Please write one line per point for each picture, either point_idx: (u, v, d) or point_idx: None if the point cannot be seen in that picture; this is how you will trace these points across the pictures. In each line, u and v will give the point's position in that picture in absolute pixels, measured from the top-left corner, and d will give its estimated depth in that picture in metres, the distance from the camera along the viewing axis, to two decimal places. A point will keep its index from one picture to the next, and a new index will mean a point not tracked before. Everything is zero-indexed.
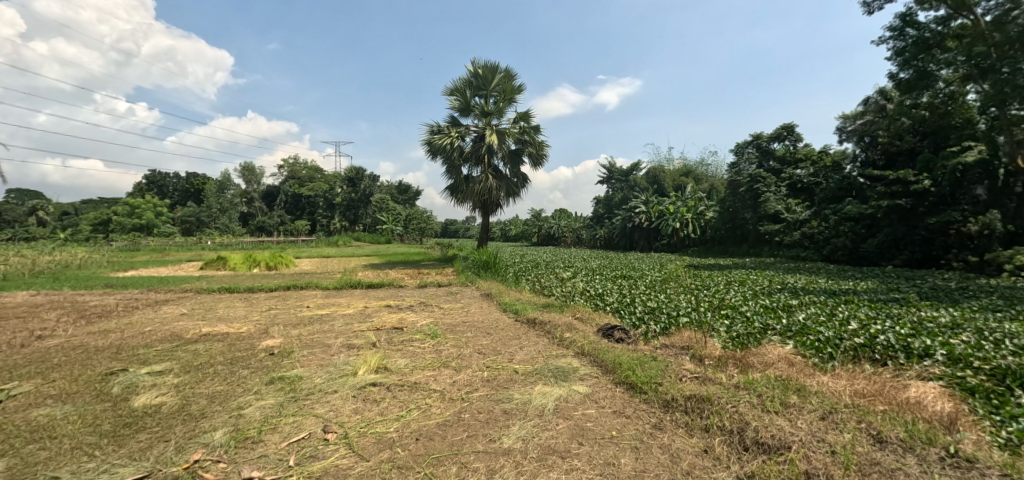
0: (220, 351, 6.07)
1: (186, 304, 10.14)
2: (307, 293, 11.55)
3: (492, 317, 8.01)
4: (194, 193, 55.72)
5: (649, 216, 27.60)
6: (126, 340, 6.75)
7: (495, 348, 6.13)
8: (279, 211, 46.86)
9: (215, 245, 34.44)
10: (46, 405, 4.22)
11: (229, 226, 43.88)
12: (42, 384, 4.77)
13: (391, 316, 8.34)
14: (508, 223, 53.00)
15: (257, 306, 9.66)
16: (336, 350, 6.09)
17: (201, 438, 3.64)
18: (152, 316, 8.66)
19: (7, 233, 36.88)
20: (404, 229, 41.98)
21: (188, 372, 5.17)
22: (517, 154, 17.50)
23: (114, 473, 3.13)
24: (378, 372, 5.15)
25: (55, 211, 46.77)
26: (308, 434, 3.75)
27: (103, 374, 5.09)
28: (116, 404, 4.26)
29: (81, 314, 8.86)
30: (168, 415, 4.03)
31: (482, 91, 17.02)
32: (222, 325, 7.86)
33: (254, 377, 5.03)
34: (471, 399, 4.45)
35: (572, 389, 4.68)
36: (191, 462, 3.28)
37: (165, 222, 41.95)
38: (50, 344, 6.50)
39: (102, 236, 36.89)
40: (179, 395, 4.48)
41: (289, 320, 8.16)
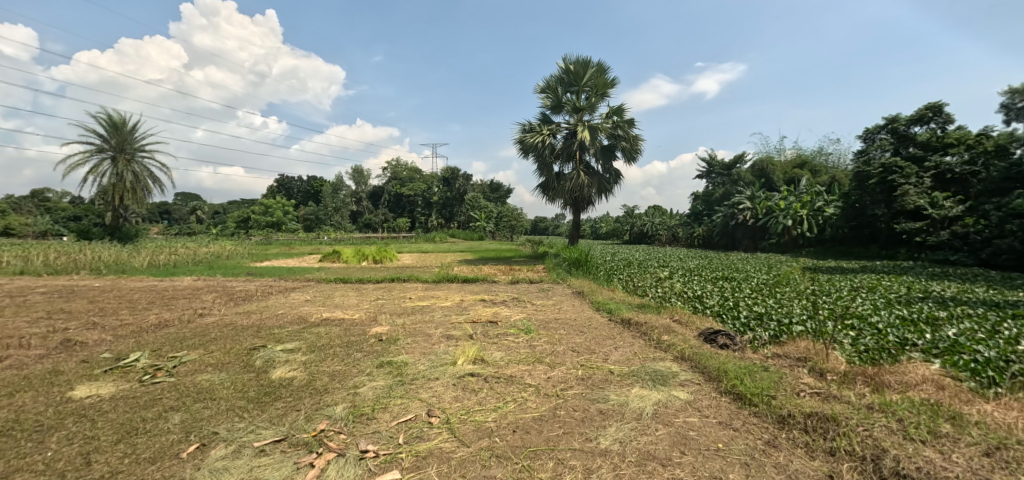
0: (338, 335, 6.74)
1: (309, 292, 11.42)
2: (409, 285, 12.39)
3: (584, 315, 7.92)
4: (313, 194, 62.18)
5: (756, 213, 25.42)
6: (264, 321, 7.78)
7: (589, 346, 6.06)
8: (383, 210, 50.63)
9: (331, 240, 38.10)
10: (207, 372, 4.99)
11: (341, 223, 48.26)
12: (204, 354, 5.65)
13: (486, 310, 8.62)
14: (599, 221, 52.15)
15: (367, 296, 10.59)
16: (436, 339, 6.45)
17: (325, 410, 4.06)
18: (283, 301, 9.86)
19: (174, 229, 44.20)
20: (496, 226, 43.05)
21: (314, 351, 5.80)
22: (609, 149, 17.08)
23: (260, 433, 3.61)
24: (476, 364, 5.34)
25: (209, 211, 55.14)
26: (414, 416, 4.01)
27: (248, 348, 5.90)
28: (259, 375, 4.92)
29: (230, 297, 10.35)
30: (299, 388, 4.55)
31: (574, 87, 16.85)
32: (339, 311, 8.73)
33: (367, 360, 5.49)
34: (566, 397, 4.44)
35: (672, 394, 4.46)
36: (318, 432, 3.67)
37: (291, 219, 47.46)
38: (208, 322, 7.67)
39: (243, 232, 42.73)
40: (306, 371, 5.04)
41: (395, 310, 8.80)
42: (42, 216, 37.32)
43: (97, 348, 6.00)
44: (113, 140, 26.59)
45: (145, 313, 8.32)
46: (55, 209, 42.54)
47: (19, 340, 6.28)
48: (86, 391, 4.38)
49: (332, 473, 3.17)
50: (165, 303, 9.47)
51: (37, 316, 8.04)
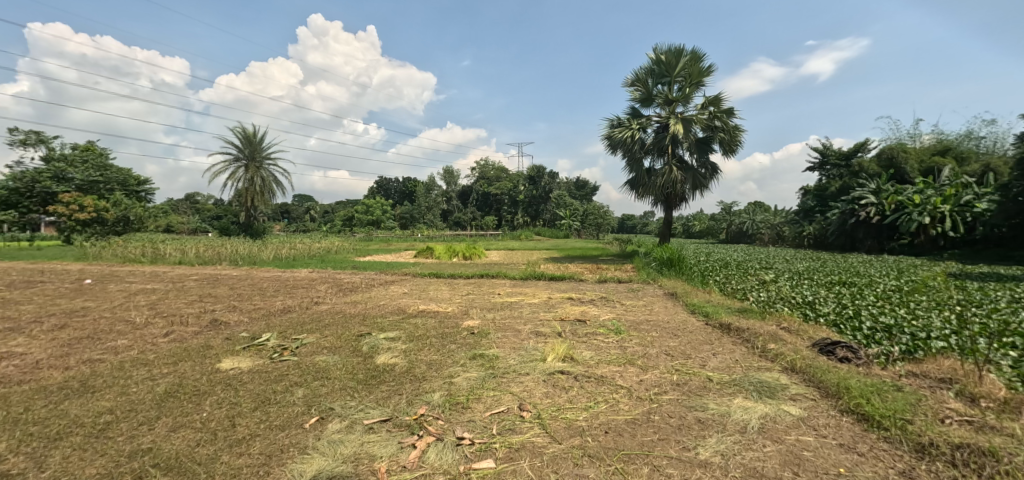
0: (434, 326, 7.09)
1: (406, 285, 12.18)
2: (497, 282, 12.70)
3: (679, 318, 7.55)
4: (409, 194, 65.95)
5: (883, 210, 22.39)
6: (368, 310, 8.44)
7: (684, 351, 5.75)
8: (472, 208, 52.39)
9: (424, 237, 40.26)
10: (323, 354, 5.53)
11: (433, 221, 50.72)
12: (320, 337, 6.27)
13: (575, 308, 8.56)
14: (692, 219, 49.39)
15: (458, 290, 11.04)
16: (525, 335, 6.51)
17: (424, 396, 4.30)
18: (384, 293, 10.63)
19: (293, 226, 49.61)
20: (582, 224, 42.43)
21: (412, 341, 6.16)
22: (705, 141, 16.04)
23: (369, 412, 3.91)
24: (565, 361, 5.31)
25: (320, 210, 60.96)
26: (506, 409, 4.09)
27: (356, 334, 6.43)
28: (366, 359, 5.35)
29: (339, 288, 11.37)
30: (400, 374, 4.86)
31: (666, 78, 16.07)
32: (433, 304, 9.19)
33: (460, 351, 5.71)
34: (660, 401, 4.26)
35: (781, 408, 4.09)
36: (419, 415, 3.89)
37: (388, 218, 50.84)
38: (321, 309, 8.49)
39: (348, 229, 46.63)
40: (406, 359, 5.37)
41: (485, 305, 9.05)
42: (193, 217, 43.89)
43: (237, 327, 6.92)
44: (245, 150, 30.36)
45: (271, 299, 9.43)
46: (203, 209, 49.87)
47: (179, 317, 7.46)
48: (230, 364, 5.06)
49: (432, 457, 3.34)
50: (287, 291, 10.65)
51: (191, 298, 9.49)
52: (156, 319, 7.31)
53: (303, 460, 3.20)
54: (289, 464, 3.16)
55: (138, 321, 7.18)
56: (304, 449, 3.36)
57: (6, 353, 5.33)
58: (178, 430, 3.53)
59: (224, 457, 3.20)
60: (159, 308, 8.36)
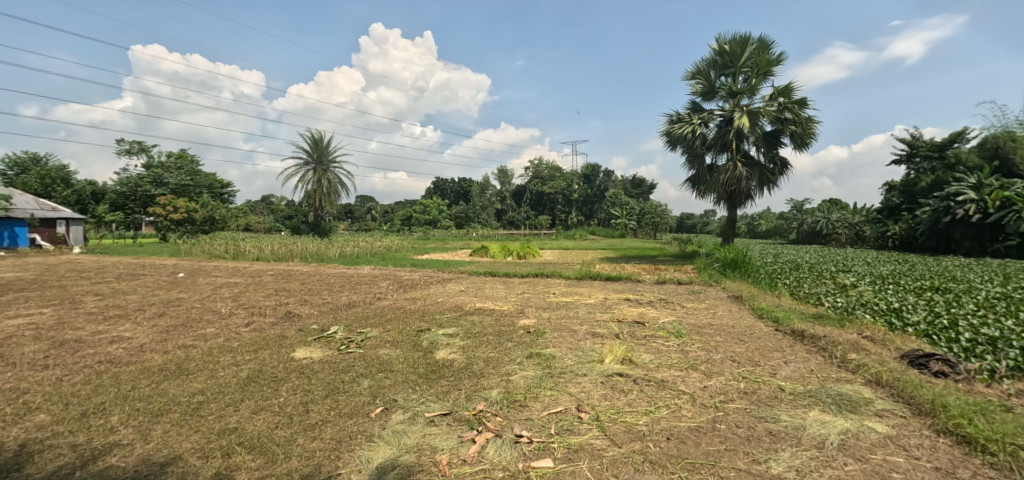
0: (490, 324, 7.17)
1: (463, 283, 12.42)
2: (552, 281, 12.65)
3: (745, 323, 7.17)
4: (464, 194, 67.23)
5: (984, 207, 20.01)
6: (427, 307, 8.70)
7: (752, 357, 5.44)
8: (525, 208, 52.59)
9: (479, 236, 40.92)
10: (386, 348, 5.76)
11: (487, 220, 51.43)
12: (383, 332, 6.53)
13: (633, 309, 8.37)
14: (758, 218, 46.77)
15: (513, 289, 11.10)
16: (582, 336, 6.43)
17: (482, 392, 4.35)
18: (442, 290, 10.91)
19: (356, 225, 52.09)
20: (638, 224, 40.82)
21: (470, 337, 6.27)
22: (774, 135, 15.12)
23: (430, 406, 4.02)
24: (624, 364, 5.19)
25: (381, 210, 63.57)
26: (564, 409, 4.06)
27: (416, 330, 6.64)
28: (426, 354, 5.50)
29: (399, 284, 11.79)
30: (459, 370, 4.95)
31: (730, 69, 15.30)
32: (489, 302, 9.30)
33: (517, 350, 5.73)
34: (727, 410, 4.05)
35: (865, 424, 3.77)
36: (478, 411, 3.95)
37: (445, 217, 52.11)
38: (383, 304, 8.83)
39: (406, 228, 48.28)
40: (464, 355, 5.47)
41: (540, 304, 9.04)
42: (268, 217, 47.20)
43: (308, 320, 7.36)
44: (314, 154, 32.18)
45: (338, 294, 9.95)
46: (278, 210, 53.57)
47: (258, 309, 8.05)
48: (303, 353, 5.39)
49: (491, 453, 3.37)
50: (352, 287, 11.19)
51: (268, 291, 10.22)
52: (238, 310, 7.93)
53: (370, 448, 3.34)
54: (357, 450, 3.31)
55: (223, 311, 7.82)
56: (370, 437, 3.50)
57: (117, 337, 5.98)
58: (258, 413, 3.79)
59: (299, 440, 3.40)
60: (241, 300, 9.07)
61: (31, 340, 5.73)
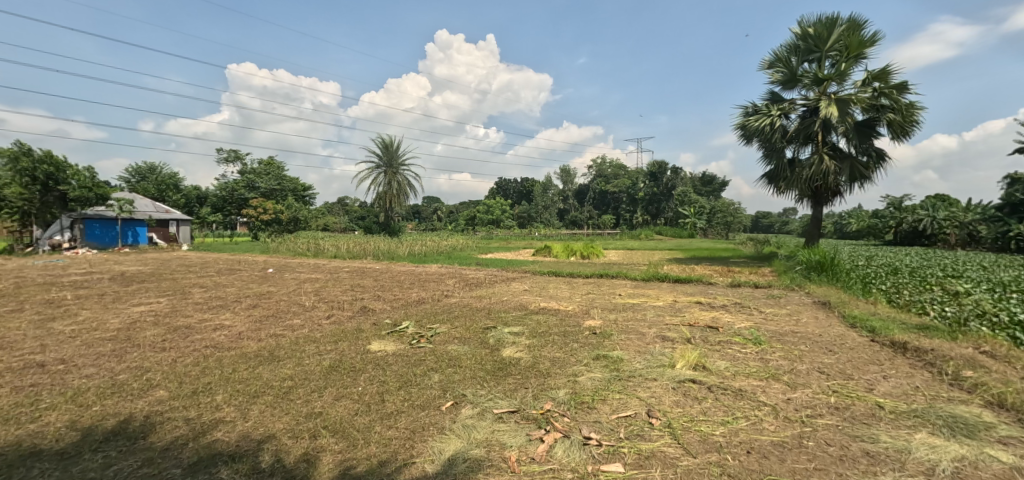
0: (555, 324, 7.15)
1: (527, 282, 12.48)
2: (618, 282, 12.39)
3: (834, 331, 6.60)
4: (526, 194, 67.56)
5: None
6: (493, 305, 8.84)
7: (844, 370, 5.00)
8: (588, 208, 51.85)
9: (541, 236, 40.93)
10: (454, 344, 5.93)
11: (550, 220, 51.35)
12: (451, 328, 6.73)
13: (705, 313, 7.99)
14: (846, 217, 42.89)
15: (578, 289, 10.98)
16: (651, 339, 6.23)
17: (550, 392, 4.35)
18: (506, 289, 11.03)
19: (424, 225, 54.08)
20: (708, 223, 38.68)
21: (536, 336, 6.29)
22: (867, 124, 13.76)
23: (497, 402, 4.10)
24: (697, 370, 4.96)
25: (446, 211, 65.48)
26: (634, 413, 3.96)
27: (483, 327, 6.77)
28: (492, 351, 5.59)
29: (464, 283, 12.07)
30: (525, 368, 4.98)
31: (815, 54, 14.14)
32: (554, 302, 9.28)
33: (583, 350, 5.67)
34: (815, 425, 3.75)
35: (986, 452, 3.34)
36: (545, 410, 3.95)
37: (508, 217, 52.70)
38: (450, 302, 9.07)
39: (470, 228, 49.37)
40: (530, 354, 5.48)
41: (606, 305, 8.88)
42: (344, 217, 50.25)
43: (381, 314, 7.75)
44: (385, 157, 33.76)
45: (408, 291, 10.37)
46: (353, 211, 56.89)
47: (336, 303, 8.58)
48: (378, 346, 5.68)
49: (560, 453, 3.36)
50: (420, 284, 11.62)
51: (345, 287, 10.86)
52: (319, 304, 8.51)
53: (442, 440, 3.45)
54: (430, 441, 3.43)
55: (307, 304, 8.43)
56: (441, 429, 3.61)
57: (219, 325, 6.64)
58: (340, 400, 4.05)
59: (377, 428, 3.58)
60: (321, 294, 9.72)
61: (151, 325, 6.50)
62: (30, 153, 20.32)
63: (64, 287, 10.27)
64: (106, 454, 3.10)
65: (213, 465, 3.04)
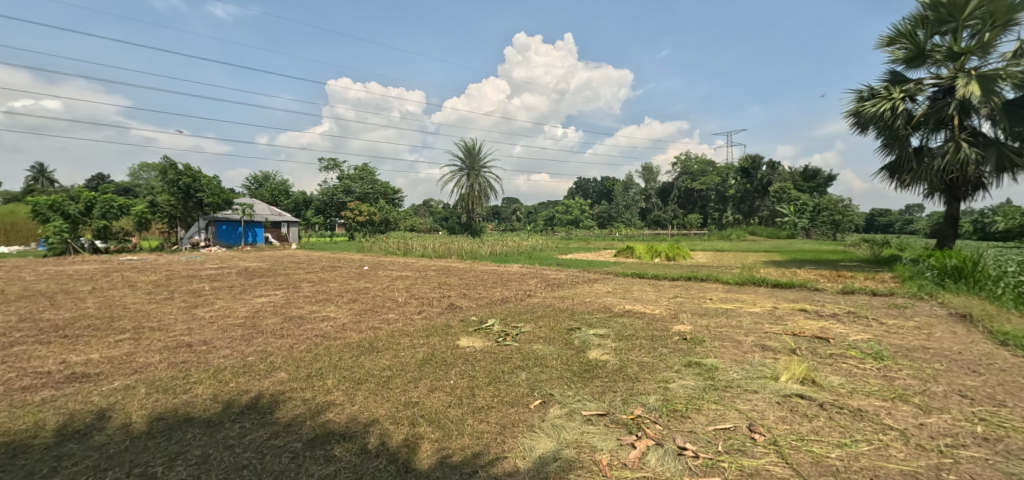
0: (642, 327, 6.92)
1: (610, 283, 12.23)
2: (708, 285, 11.71)
3: (978, 350, 5.69)
4: (606, 194, 66.21)
5: None
6: (576, 306, 8.78)
7: (994, 395, 4.29)
8: (673, 207, 49.64)
9: (623, 236, 39.93)
10: (539, 343, 5.98)
11: (631, 220, 49.96)
12: (535, 328, 6.78)
13: (812, 321, 7.29)
14: (988, 215, 36.74)
15: (665, 292, 10.55)
16: (749, 348, 5.82)
17: (640, 398, 4.23)
18: (589, 290, 10.89)
19: (504, 225, 55.19)
20: (810, 222, 34.63)
21: (622, 340, 6.13)
22: (1021, 102, 11.62)
23: (585, 404, 4.06)
24: (805, 385, 4.53)
25: (525, 211, 66.27)
26: (733, 427, 3.72)
27: (567, 328, 6.75)
28: (578, 352, 5.56)
29: (546, 283, 12.13)
30: (613, 372, 4.88)
31: (947, 25, 12.30)
32: (640, 304, 9.00)
33: (674, 356, 5.44)
34: (957, 457, 3.28)
35: None
36: (636, 416, 3.85)
37: (588, 218, 52.13)
38: (533, 301, 9.15)
39: (550, 228, 49.52)
40: (617, 358, 5.37)
41: (697, 309, 8.45)
42: (430, 219, 52.82)
43: (468, 312, 8.01)
44: (467, 160, 34.94)
45: (492, 290, 10.62)
46: (438, 212, 59.55)
47: (426, 300, 9.03)
48: (466, 342, 5.88)
49: (653, 461, 3.26)
50: (503, 283, 11.87)
51: (433, 285, 11.40)
52: (411, 300, 9.01)
53: (532, 437, 3.49)
54: (520, 438, 3.49)
55: (399, 300, 8.96)
56: (531, 427, 3.65)
57: (326, 316, 7.28)
58: (434, 391, 4.26)
59: (470, 421, 3.71)
60: (412, 291, 10.29)
61: (270, 314, 7.30)
62: (174, 166, 23.85)
63: (202, 279, 11.90)
64: (242, 425, 3.54)
65: (328, 442, 3.34)
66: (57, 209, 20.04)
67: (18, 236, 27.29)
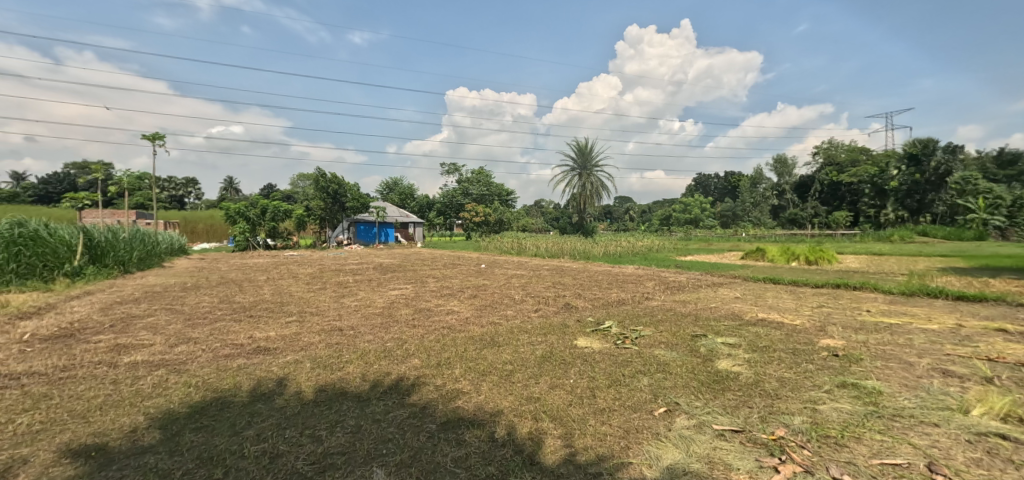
0: (781, 339, 6.23)
1: (739, 289, 11.20)
2: (862, 295, 10.12)
3: None
4: (730, 190, 60.65)
5: None
6: (701, 311, 8.21)
7: None
8: (813, 203, 43.81)
9: (751, 236, 36.54)
10: (661, 348, 5.69)
11: (761, 218, 46.67)
12: (656, 332, 6.48)
13: (1015, 345, 5.88)
14: None
15: (807, 301, 9.35)
16: (923, 371, 4.90)
17: (782, 417, 3.80)
18: (715, 295, 10.10)
19: (618, 225, 53.73)
20: (1007, 220, 28.17)
21: (757, 351, 5.58)
22: None
23: (716, 418, 3.76)
24: (1008, 423, 3.68)
25: (640, 210, 63.93)
26: (906, 462, 3.17)
27: (691, 334, 6.33)
28: (706, 361, 5.18)
29: (666, 285, 11.50)
30: (748, 385, 4.46)
31: None
32: (777, 313, 8.11)
33: (822, 374, 4.80)
34: None
35: None
36: (778, 437, 3.46)
37: (710, 217, 48.81)
38: (652, 305, 8.74)
39: (668, 228, 47.12)
40: (751, 370, 4.90)
41: (850, 322, 7.34)
42: (542, 218, 53.61)
43: (584, 312, 7.93)
44: (579, 160, 34.77)
45: (608, 291, 10.36)
46: (550, 212, 60.09)
47: (542, 298, 9.13)
48: (584, 343, 5.84)
49: None
50: (619, 285, 11.55)
51: (548, 284, 11.51)
52: (527, 298, 9.18)
53: (658, 446, 3.34)
54: (644, 445, 3.35)
55: (517, 298, 9.18)
56: (656, 435, 3.50)
57: (451, 310, 7.75)
58: (554, 389, 4.28)
59: (592, 421, 3.67)
60: (528, 289, 10.48)
61: (404, 306, 7.99)
62: (325, 175, 27.37)
63: (346, 273, 13.46)
64: (386, 402, 3.92)
65: (459, 427, 3.54)
66: (241, 214, 24.18)
67: (214, 235, 33.63)
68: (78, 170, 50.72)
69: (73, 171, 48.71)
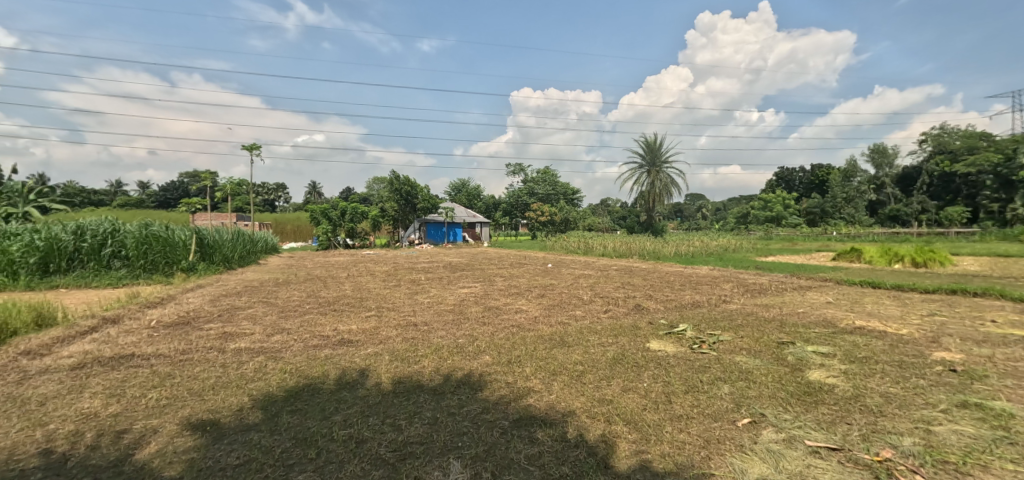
0: (883, 349, 5.62)
1: (831, 293, 10.27)
2: (985, 303, 8.89)
3: None
4: (819, 185, 55.92)
5: None
6: (787, 316, 7.63)
7: None
8: (919, 198, 39.26)
9: (842, 236, 33.43)
10: (742, 354, 5.35)
11: (856, 215, 42.13)
12: (736, 337, 6.10)
13: None
14: None
15: (914, 308, 8.38)
16: None
17: (888, 436, 3.43)
18: (802, 299, 9.34)
19: (690, 224, 51.39)
20: None
21: (854, 362, 5.07)
22: None
23: (809, 433, 3.46)
24: None
25: (714, 209, 60.79)
26: None
27: (777, 341, 5.89)
28: (794, 371, 4.79)
29: (745, 288, 10.81)
30: (846, 399, 4.07)
31: None
32: (877, 321, 7.34)
33: (936, 391, 4.26)
34: None
35: None
36: (884, 458, 3.12)
37: (794, 214, 45.26)
38: (730, 308, 8.25)
39: (745, 227, 44.36)
40: (849, 383, 4.47)
41: (969, 334, 6.46)
42: (609, 218, 52.64)
43: (656, 314, 7.66)
44: (648, 156, 33.59)
45: (682, 293, 9.93)
46: (617, 211, 58.71)
47: (611, 299, 8.93)
48: (658, 346, 5.62)
49: None
50: (693, 286, 11.03)
51: (617, 284, 11.25)
52: (597, 298, 9.02)
53: (743, 459, 3.14)
54: (727, 457, 3.16)
55: (586, 298, 9.05)
56: (740, 447, 3.29)
57: (520, 309, 7.80)
58: (627, 392, 4.16)
59: (670, 428, 3.52)
60: (596, 290, 10.29)
61: (474, 304, 8.15)
62: (398, 178, 28.84)
63: (418, 271, 14.00)
64: (461, 397, 4.01)
65: (531, 425, 3.54)
66: (324, 216, 25.98)
67: (301, 235, 36.47)
68: (190, 178, 57.08)
69: (187, 179, 54.89)
